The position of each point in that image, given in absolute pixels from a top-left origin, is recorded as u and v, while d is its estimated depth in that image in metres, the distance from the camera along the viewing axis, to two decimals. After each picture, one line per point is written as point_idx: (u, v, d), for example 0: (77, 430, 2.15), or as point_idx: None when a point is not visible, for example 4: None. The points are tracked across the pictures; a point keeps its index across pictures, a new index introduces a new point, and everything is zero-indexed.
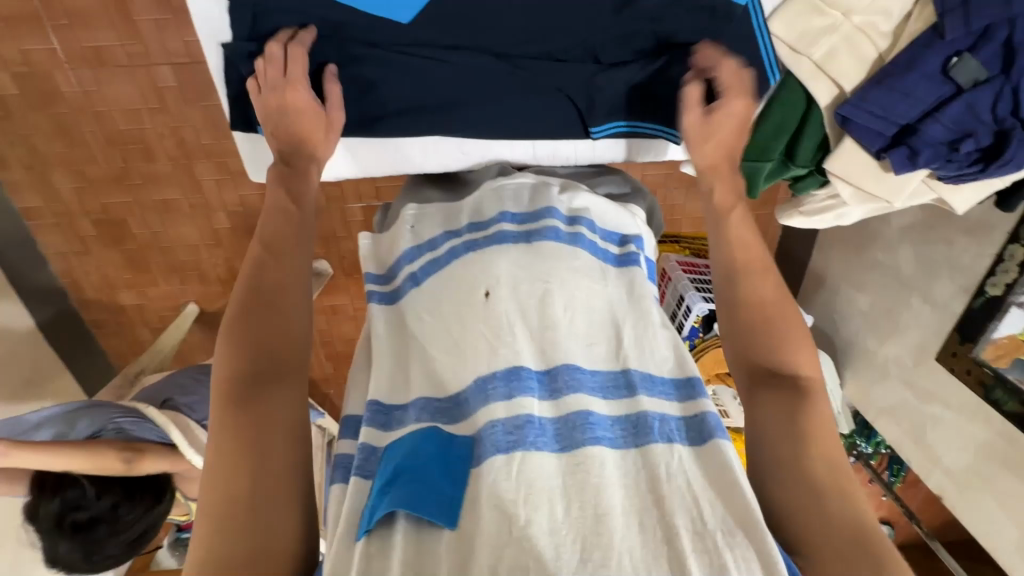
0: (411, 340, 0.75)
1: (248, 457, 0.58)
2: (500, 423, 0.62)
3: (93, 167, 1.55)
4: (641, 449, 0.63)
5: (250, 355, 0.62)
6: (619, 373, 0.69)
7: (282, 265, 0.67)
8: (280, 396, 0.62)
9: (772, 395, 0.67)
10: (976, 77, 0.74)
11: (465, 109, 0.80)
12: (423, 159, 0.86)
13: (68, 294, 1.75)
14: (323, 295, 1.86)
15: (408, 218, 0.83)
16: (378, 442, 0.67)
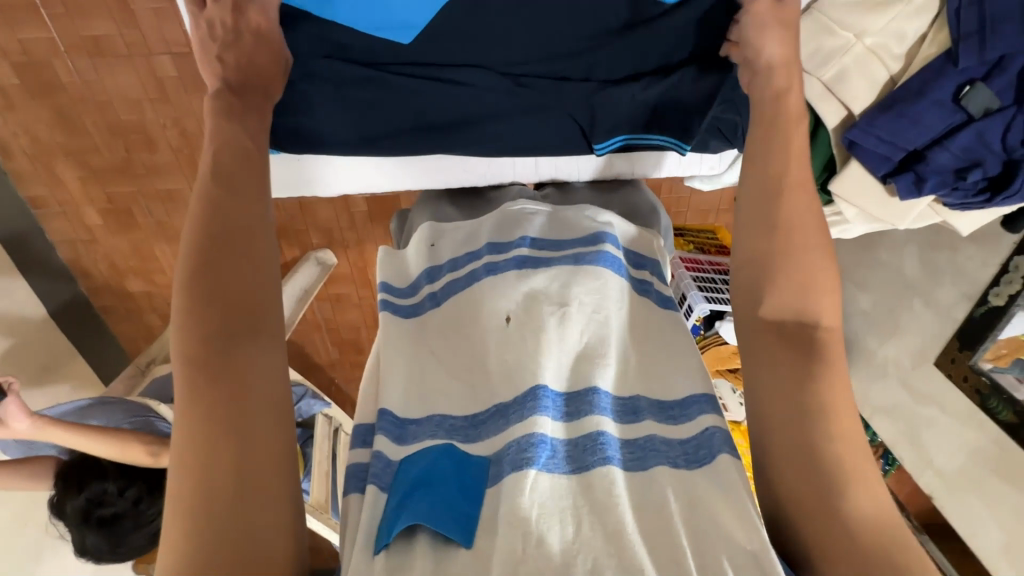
0: (427, 354, 0.72)
1: (220, 435, 0.49)
2: (517, 442, 0.59)
3: (96, 157, 1.54)
4: (647, 472, 0.61)
5: (209, 315, 0.51)
6: (628, 399, 0.66)
7: (241, 207, 0.55)
8: (254, 362, 0.52)
9: (779, 352, 0.60)
10: (988, 107, 0.75)
11: (467, 131, 0.72)
12: (431, 172, 0.80)
13: (77, 281, 1.77)
14: (327, 284, 1.87)
15: (425, 238, 0.80)
16: (393, 454, 0.64)
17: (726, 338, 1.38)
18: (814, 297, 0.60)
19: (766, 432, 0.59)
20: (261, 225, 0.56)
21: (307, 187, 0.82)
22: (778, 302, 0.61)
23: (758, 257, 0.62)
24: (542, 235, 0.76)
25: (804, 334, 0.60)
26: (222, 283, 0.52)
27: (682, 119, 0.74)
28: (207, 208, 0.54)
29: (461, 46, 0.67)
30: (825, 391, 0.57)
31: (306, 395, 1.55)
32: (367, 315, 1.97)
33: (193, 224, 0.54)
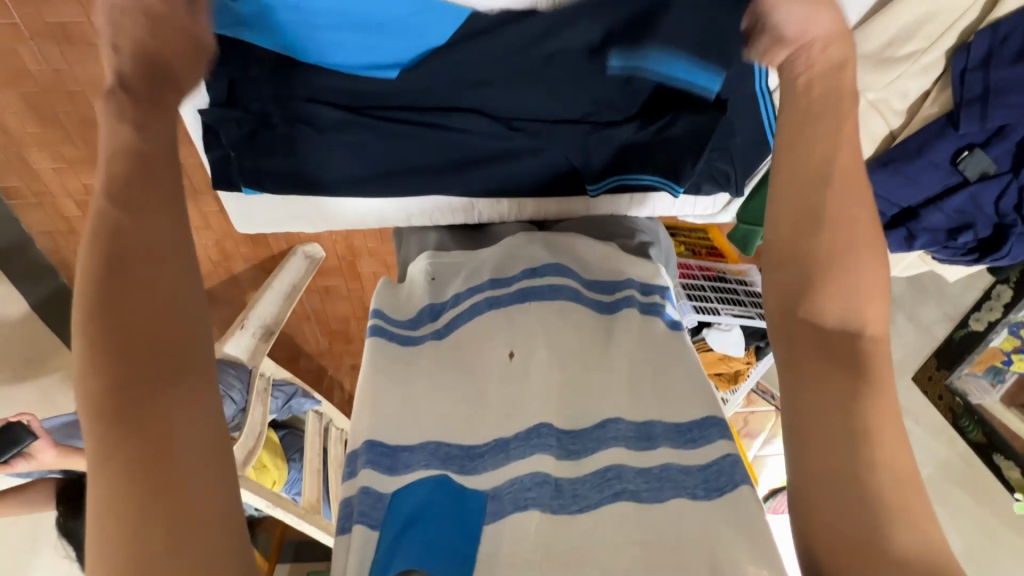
0: (417, 381, 0.65)
1: (146, 480, 0.40)
2: (520, 480, 0.56)
3: (72, 147, 1.48)
4: (665, 504, 0.54)
5: (119, 354, 0.44)
6: (642, 424, 0.60)
7: (147, 226, 0.47)
8: (181, 393, 0.44)
9: (814, 368, 0.49)
10: (984, 172, 0.87)
11: (458, 173, 0.71)
12: (420, 206, 0.76)
13: (57, 270, 1.74)
14: (316, 277, 1.85)
15: (424, 272, 0.74)
16: (384, 488, 0.57)
17: (713, 345, 1.39)
18: (858, 301, 0.50)
19: (804, 452, 0.47)
20: (172, 243, 0.48)
21: (293, 224, 0.79)
22: (820, 302, 0.50)
23: (784, 265, 0.53)
24: (545, 262, 0.70)
25: (848, 345, 0.49)
26: (128, 316, 0.45)
27: (680, 157, 0.68)
28: (105, 231, 0.46)
29: (453, 92, 0.65)
30: (873, 412, 0.46)
31: (295, 393, 1.58)
32: (356, 307, 1.96)
33: (90, 255, 0.46)
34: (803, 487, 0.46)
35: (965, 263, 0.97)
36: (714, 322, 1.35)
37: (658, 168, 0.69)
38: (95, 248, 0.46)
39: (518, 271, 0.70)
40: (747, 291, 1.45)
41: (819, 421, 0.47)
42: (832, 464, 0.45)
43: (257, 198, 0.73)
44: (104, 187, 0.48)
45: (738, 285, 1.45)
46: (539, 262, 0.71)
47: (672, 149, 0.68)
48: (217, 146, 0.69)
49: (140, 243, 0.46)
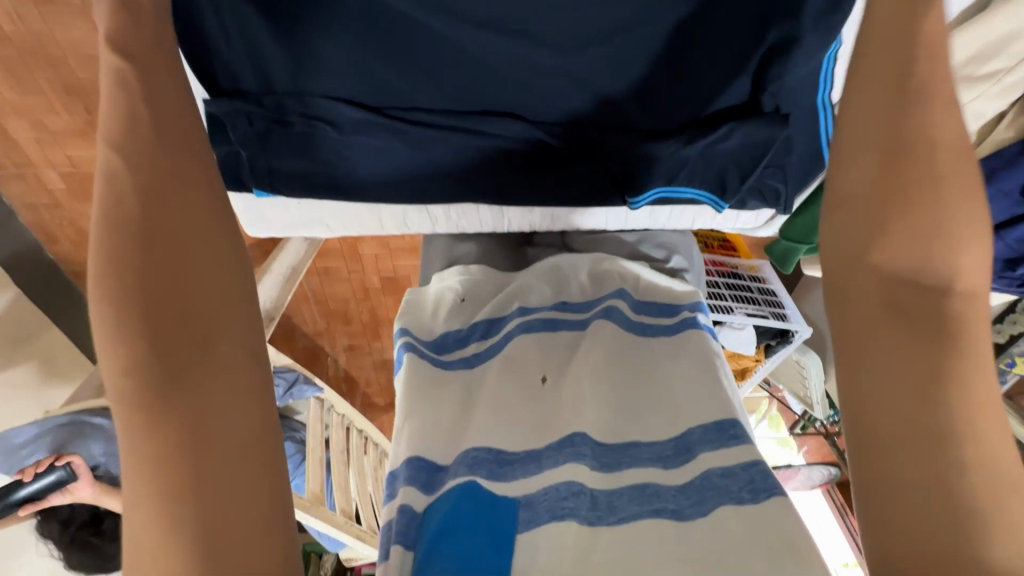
0: (441, 404, 0.63)
1: (191, 450, 0.38)
2: (556, 488, 0.52)
3: (54, 117, 1.38)
4: (710, 518, 0.48)
5: (156, 317, 0.40)
6: (678, 438, 0.55)
7: (183, 197, 0.43)
8: (224, 365, 0.41)
9: (897, 336, 0.44)
10: None
11: (489, 179, 0.64)
12: (450, 222, 0.71)
13: (43, 245, 1.65)
14: (315, 258, 1.79)
15: (453, 293, 0.72)
16: (419, 505, 0.54)
17: (723, 343, 1.35)
18: (947, 248, 0.44)
19: (877, 448, 0.42)
20: (215, 204, 0.45)
21: (306, 230, 0.73)
22: (892, 255, 0.45)
23: (852, 240, 0.47)
24: (577, 298, 0.70)
25: (928, 305, 0.44)
26: (166, 279, 0.41)
27: (729, 168, 0.63)
28: (139, 181, 0.42)
29: (488, 93, 0.60)
30: (961, 396, 0.41)
31: (297, 380, 1.56)
32: (356, 289, 1.91)
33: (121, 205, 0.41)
34: (867, 487, 0.42)
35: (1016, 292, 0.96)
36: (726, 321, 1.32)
37: (708, 180, 0.64)
38: (122, 199, 0.41)
39: (549, 302, 0.69)
40: (759, 289, 1.42)
41: (888, 397, 0.43)
42: (897, 452, 0.41)
43: (268, 202, 0.67)
44: (126, 134, 0.42)
45: (751, 282, 1.42)
46: (570, 296, 0.70)
47: (724, 159, 0.62)
48: (223, 141, 0.61)
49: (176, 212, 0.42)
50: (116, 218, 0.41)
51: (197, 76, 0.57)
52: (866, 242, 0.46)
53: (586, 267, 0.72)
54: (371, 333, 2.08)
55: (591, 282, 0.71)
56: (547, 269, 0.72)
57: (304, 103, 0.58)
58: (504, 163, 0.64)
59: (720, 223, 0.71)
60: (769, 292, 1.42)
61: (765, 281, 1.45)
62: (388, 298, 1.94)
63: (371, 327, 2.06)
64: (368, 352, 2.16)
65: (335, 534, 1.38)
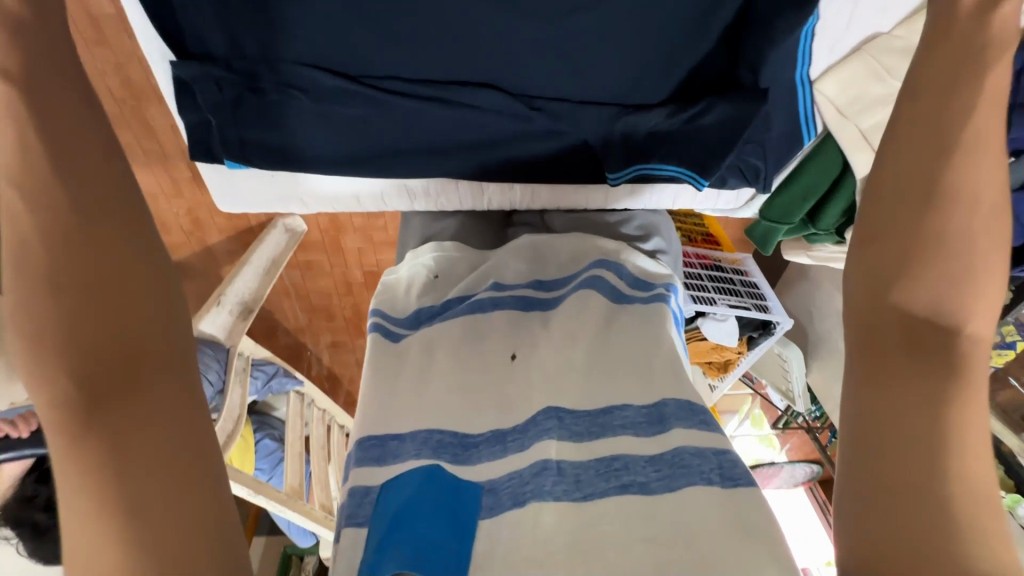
0: (409, 377, 0.62)
1: (120, 486, 0.34)
2: (519, 474, 0.52)
3: None
4: (676, 495, 0.49)
5: (76, 347, 0.36)
6: (651, 407, 0.56)
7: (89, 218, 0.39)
8: (157, 391, 0.38)
9: (904, 360, 0.43)
10: None
11: (467, 157, 0.64)
12: (427, 198, 0.71)
13: None
14: (297, 251, 1.76)
15: (427, 269, 0.71)
16: (372, 481, 0.54)
17: (706, 335, 1.35)
18: (965, 291, 0.43)
19: (880, 452, 0.40)
20: (134, 222, 0.40)
21: (283, 206, 0.72)
22: (914, 281, 0.44)
23: (869, 251, 0.47)
24: (552, 275, 0.69)
25: (942, 337, 0.43)
26: (80, 314, 0.37)
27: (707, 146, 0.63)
28: (40, 208, 0.37)
29: (467, 63, 0.58)
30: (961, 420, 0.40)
31: (276, 373, 1.52)
32: (339, 283, 1.88)
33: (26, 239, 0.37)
34: (862, 492, 0.40)
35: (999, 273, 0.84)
36: (709, 312, 1.32)
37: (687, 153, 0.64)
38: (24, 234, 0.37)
39: (526, 280, 0.68)
40: (741, 281, 1.44)
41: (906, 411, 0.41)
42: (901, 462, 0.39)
43: (241, 174, 0.66)
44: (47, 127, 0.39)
45: (733, 275, 1.44)
46: (546, 274, 0.69)
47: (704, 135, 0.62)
48: (191, 109, 0.59)
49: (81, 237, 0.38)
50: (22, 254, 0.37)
51: (164, 40, 0.55)
52: (895, 264, 0.45)
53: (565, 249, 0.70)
54: (353, 329, 2.06)
55: (570, 259, 0.70)
56: (521, 244, 0.71)
57: (275, 73, 0.57)
58: (480, 152, 0.64)
59: (699, 202, 0.72)
60: (751, 285, 1.43)
61: (747, 274, 1.46)
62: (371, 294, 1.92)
63: (353, 323, 2.03)
64: (350, 348, 2.13)
65: (315, 529, 1.35)
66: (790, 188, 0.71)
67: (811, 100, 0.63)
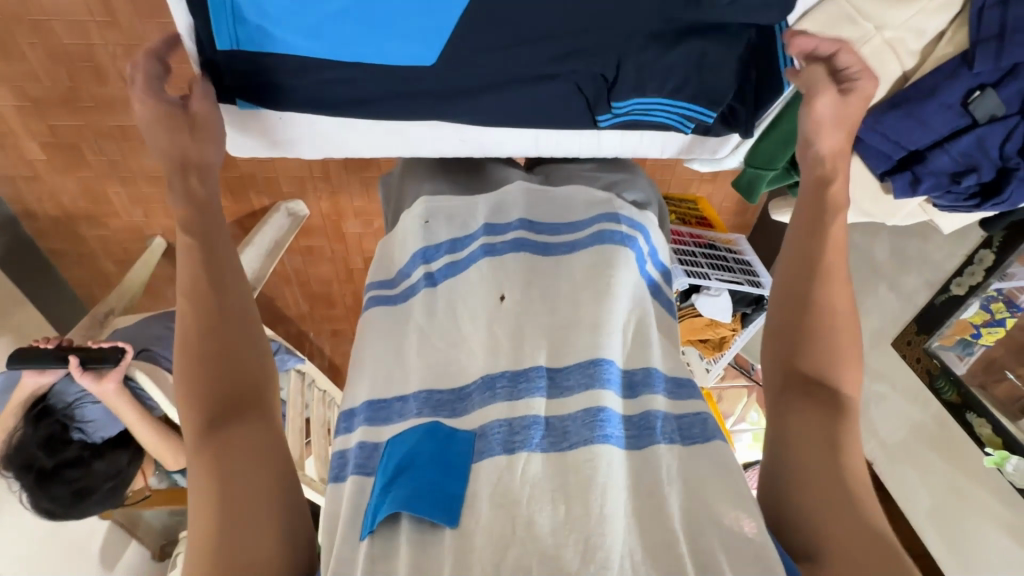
0: (411, 334, 0.68)
1: (229, 471, 0.51)
2: (510, 422, 0.57)
3: (35, 85, 1.36)
4: (643, 453, 0.56)
5: (210, 391, 0.54)
6: (625, 372, 0.62)
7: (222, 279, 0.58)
8: (254, 415, 0.55)
9: (805, 404, 0.58)
10: (993, 115, 0.76)
11: (460, 101, 0.70)
12: (430, 147, 0.78)
13: (20, 220, 1.63)
14: (299, 237, 1.79)
15: (418, 216, 0.76)
16: (378, 438, 0.62)
17: (701, 311, 1.39)
18: (841, 364, 0.59)
19: (791, 474, 0.55)
20: (252, 310, 0.60)
21: (286, 147, 0.77)
22: (812, 347, 0.60)
23: (788, 311, 0.61)
24: (541, 219, 0.73)
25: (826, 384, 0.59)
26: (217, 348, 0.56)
27: (691, 78, 0.71)
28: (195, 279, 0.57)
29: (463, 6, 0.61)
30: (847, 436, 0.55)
31: (279, 350, 1.51)
32: (340, 269, 1.91)
33: (184, 305, 0.57)
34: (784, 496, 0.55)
35: (967, 209, 0.87)
36: (703, 287, 1.36)
37: (674, 96, 0.73)
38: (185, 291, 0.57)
39: (513, 222, 0.72)
40: (735, 259, 1.47)
41: (801, 438, 0.56)
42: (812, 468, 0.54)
43: (253, 115, 0.70)
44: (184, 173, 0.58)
45: (727, 253, 1.47)
46: (536, 216, 0.73)
47: (684, 71, 0.70)
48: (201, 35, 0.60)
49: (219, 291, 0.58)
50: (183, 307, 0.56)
51: None
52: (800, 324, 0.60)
53: (550, 197, 0.75)
54: (355, 319, 2.08)
55: (560, 200, 0.75)
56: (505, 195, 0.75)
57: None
58: (486, 116, 0.73)
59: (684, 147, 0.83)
60: (744, 262, 1.46)
61: (740, 253, 1.49)
62: None
63: (354, 312, 2.06)
64: (351, 338, 2.16)
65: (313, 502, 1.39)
66: (773, 133, 0.81)
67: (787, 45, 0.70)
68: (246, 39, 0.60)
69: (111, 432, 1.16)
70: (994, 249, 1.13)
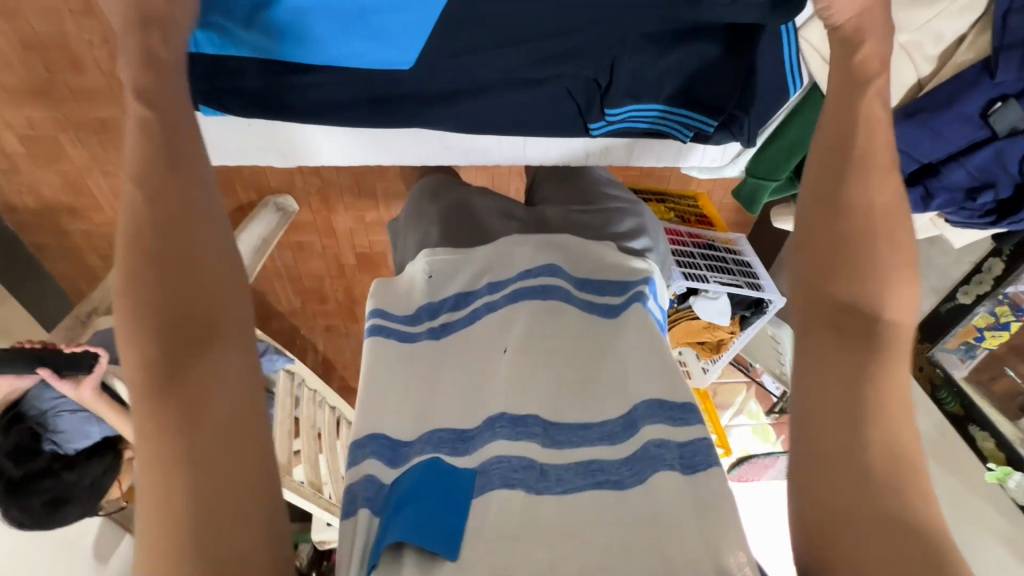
0: (418, 379, 0.65)
1: (186, 434, 0.47)
2: (508, 460, 0.55)
3: (9, 75, 1.29)
4: (645, 488, 0.53)
5: (170, 327, 0.48)
6: (618, 421, 0.59)
7: (174, 193, 0.50)
8: (217, 360, 0.50)
9: (836, 343, 0.52)
10: (1015, 127, 0.71)
11: (444, 107, 0.68)
12: (419, 155, 0.78)
13: (1, 215, 1.58)
14: (288, 232, 1.74)
15: (422, 270, 0.74)
16: (384, 476, 0.58)
17: (698, 314, 1.35)
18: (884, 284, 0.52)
19: (821, 460, 0.49)
20: (219, 237, 0.53)
21: (261, 155, 0.78)
22: (853, 276, 0.53)
23: (826, 245, 0.55)
24: (537, 263, 0.70)
25: (865, 322, 0.52)
26: (174, 282, 0.49)
27: (688, 83, 0.68)
28: (144, 198, 0.49)
29: None
30: (885, 384, 0.50)
31: (267, 350, 1.48)
32: (331, 265, 1.87)
33: (130, 226, 0.49)
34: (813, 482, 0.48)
35: (981, 225, 0.83)
36: (701, 290, 1.31)
37: (670, 102, 0.70)
38: (133, 209, 0.49)
39: (515, 272, 0.70)
40: (735, 260, 1.43)
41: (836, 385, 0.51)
42: (828, 420, 0.49)
43: (218, 119, 0.70)
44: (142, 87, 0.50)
45: (726, 253, 1.43)
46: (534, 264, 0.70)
47: (680, 78, 0.68)
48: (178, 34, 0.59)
49: (173, 211, 0.50)
50: (128, 223, 0.49)
51: None
52: (834, 267, 0.54)
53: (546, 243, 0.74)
54: (347, 314, 2.05)
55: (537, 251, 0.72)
56: (504, 245, 0.73)
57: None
58: (473, 121, 0.71)
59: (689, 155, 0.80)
60: (743, 263, 1.42)
61: (740, 253, 1.45)
62: (364, 276, 1.91)
63: (347, 307, 2.03)
64: (345, 333, 2.13)
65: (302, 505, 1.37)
66: (778, 141, 0.78)
67: (796, 52, 0.69)
68: (221, 47, 0.61)
69: (83, 442, 1.18)
70: (1004, 256, 1.09)
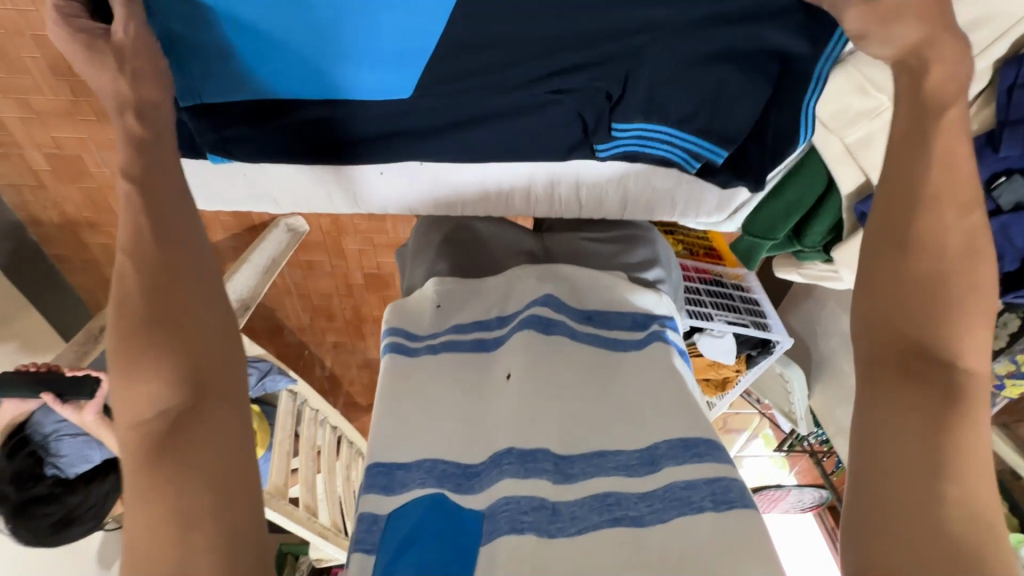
0: (430, 402, 0.64)
1: (178, 490, 0.46)
2: (517, 501, 0.53)
3: (39, 98, 1.31)
4: (668, 527, 0.51)
5: (164, 385, 0.49)
6: (644, 450, 0.58)
7: (172, 249, 0.53)
8: (212, 420, 0.49)
9: (909, 393, 0.50)
10: (1020, 202, 0.72)
11: (456, 133, 0.72)
12: (399, 203, 0.84)
13: (26, 227, 1.63)
14: (299, 251, 1.76)
15: (430, 299, 0.73)
16: (380, 510, 0.56)
17: (702, 351, 1.32)
18: (963, 328, 0.51)
19: (890, 525, 0.47)
20: (211, 293, 0.54)
21: (256, 205, 0.85)
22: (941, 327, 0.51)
23: (896, 295, 0.52)
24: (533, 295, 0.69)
25: (941, 374, 0.50)
26: (169, 342, 0.50)
27: (704, 107, 0.68)
28: (142, 259, 0.52)
29: None
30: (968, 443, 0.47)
31: (270, 370, 1.47)
32: (340, 283, 1.89)
33: (130, 288, 0.51)
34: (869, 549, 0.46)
35: None
36: (706, 328, 1.28)
37: (681, 127, 0.70)
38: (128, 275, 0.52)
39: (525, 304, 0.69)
40: (742, 297, 1.40)
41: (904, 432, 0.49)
42: (893, 481, 0.48)
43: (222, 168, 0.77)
44: None
45: (733, 290, 1.40)
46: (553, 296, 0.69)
47: (695, 101, 0.67)
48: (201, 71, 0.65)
49: (168, 269, 0.52)
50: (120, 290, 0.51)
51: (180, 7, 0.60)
52: (908, 323, 0.52)
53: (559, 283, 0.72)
54: (354, 331, 2.07)
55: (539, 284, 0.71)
56: (510, 279, 0.73)
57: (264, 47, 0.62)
58: (475, 151, 0.74)
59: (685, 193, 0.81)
60: (750, 301, 1.39)
61: (748, 290, 1.43)
62: (371, 295, 1.93)
63: (354, 325, 2.04)
64: (352, 349, 2.15)
65: (295, 529, 1.37)
66: (775, 202, 0.81)
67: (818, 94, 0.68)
68: (222, 88, 0.66)
69: (84, 466, 1.23)
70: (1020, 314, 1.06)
